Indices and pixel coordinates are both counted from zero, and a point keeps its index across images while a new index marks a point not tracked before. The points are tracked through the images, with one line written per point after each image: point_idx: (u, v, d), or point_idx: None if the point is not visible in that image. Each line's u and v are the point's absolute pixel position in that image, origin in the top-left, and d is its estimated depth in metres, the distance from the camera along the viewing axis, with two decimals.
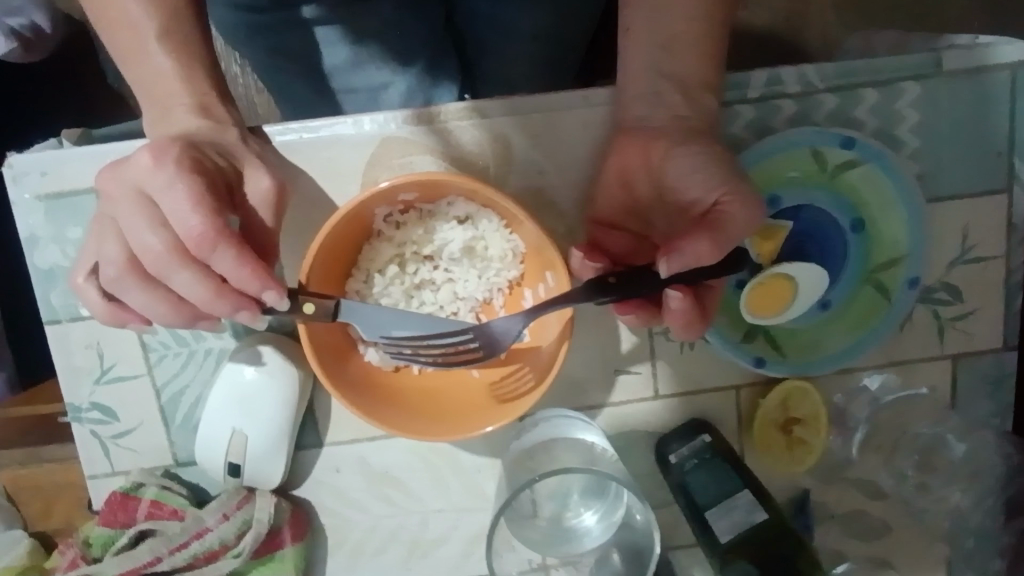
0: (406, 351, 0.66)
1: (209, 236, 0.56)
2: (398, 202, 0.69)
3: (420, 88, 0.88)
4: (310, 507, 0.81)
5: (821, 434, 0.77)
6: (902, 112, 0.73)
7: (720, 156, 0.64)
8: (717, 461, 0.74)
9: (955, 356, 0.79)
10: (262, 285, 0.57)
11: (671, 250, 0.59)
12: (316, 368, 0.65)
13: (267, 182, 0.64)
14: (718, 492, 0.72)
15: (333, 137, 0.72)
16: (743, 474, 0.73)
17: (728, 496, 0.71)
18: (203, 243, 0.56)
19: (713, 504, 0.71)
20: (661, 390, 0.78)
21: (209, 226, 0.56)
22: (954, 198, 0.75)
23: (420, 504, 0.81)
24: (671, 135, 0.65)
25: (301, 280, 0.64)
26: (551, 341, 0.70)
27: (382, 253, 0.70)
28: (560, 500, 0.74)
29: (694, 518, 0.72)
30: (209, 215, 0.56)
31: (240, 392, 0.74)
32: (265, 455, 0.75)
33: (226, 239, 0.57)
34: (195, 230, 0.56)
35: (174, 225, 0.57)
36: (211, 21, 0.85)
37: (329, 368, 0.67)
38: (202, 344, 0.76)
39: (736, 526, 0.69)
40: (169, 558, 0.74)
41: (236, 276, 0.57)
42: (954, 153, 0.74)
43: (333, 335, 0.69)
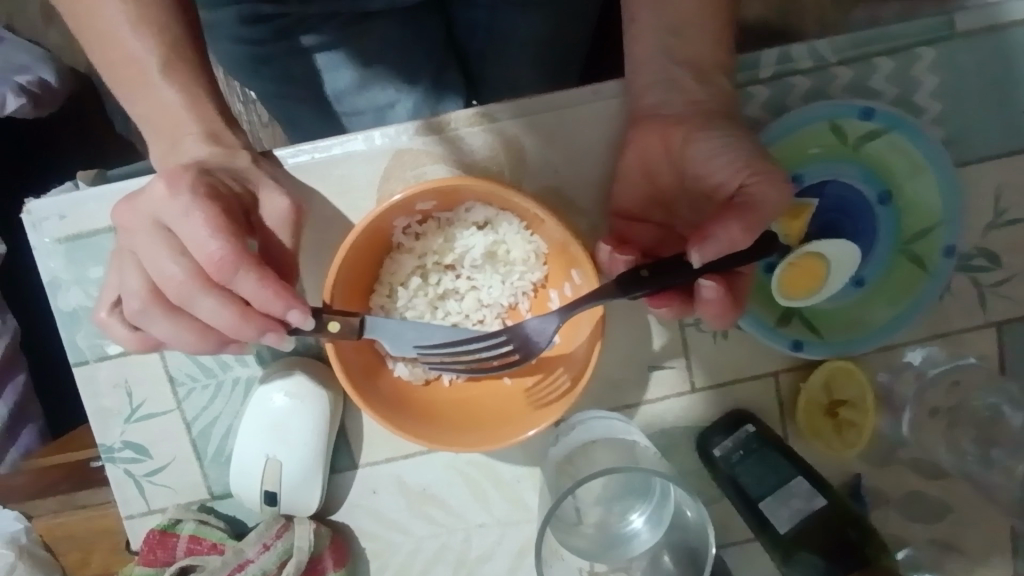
0: (440, 360, 0.64)
1: (230, 259, 0.55)
2: (416, 212, 0.68)
3: (426, 104, 0.87)
4: (350, 532, 0.79)
5: (869, 414, 0.74)
6: (920, 78, 0.72)
7: (739, 138, 0.62)
8: (765, 449, 0.71)
9: (1000, 323, 0.76)
10: (286, 305, 0.57)
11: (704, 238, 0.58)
12: (347, 386, 0.64)
13: (283, 203, 0.63)
14: (773, 482, 0.69)
15: (346, 154, 0.72)
16: (793, 459, 0.70)
17: (783, 485, 0.68)
18: (224, 267, 0.55)
19: (769, 494, 0.68)
20: (697, 383, 0.76)
21: (229, 247, 0.55)
22: (982, 162, 0.73)
23: (462, 521, 0.79)
24: (688, 119, 0.64)
25: (325, 298, 0.63)
26: (582, 341, 0.68)
27: (404, 266, 0.69)
28: (606, 504, 0.72)
29: (749, 510, 0.69)
30: (228, 238, 0.56)
31: (273, 419, 0.73)
32: (301, 483, 0.74)
33: (247, 261, 0.56)
34: (215, 253, 0.55)
35: (194, 251, 0.56)
36: (216, 56, 0.87)
37: (361, 385, 0.66)
38: (229, 373, 0.76)
39: (795, 514, 0.66)
40: None
41: (258, 298, 0.56)
42: (978, 115, 0.72)
43: (362, 352, 0.68)
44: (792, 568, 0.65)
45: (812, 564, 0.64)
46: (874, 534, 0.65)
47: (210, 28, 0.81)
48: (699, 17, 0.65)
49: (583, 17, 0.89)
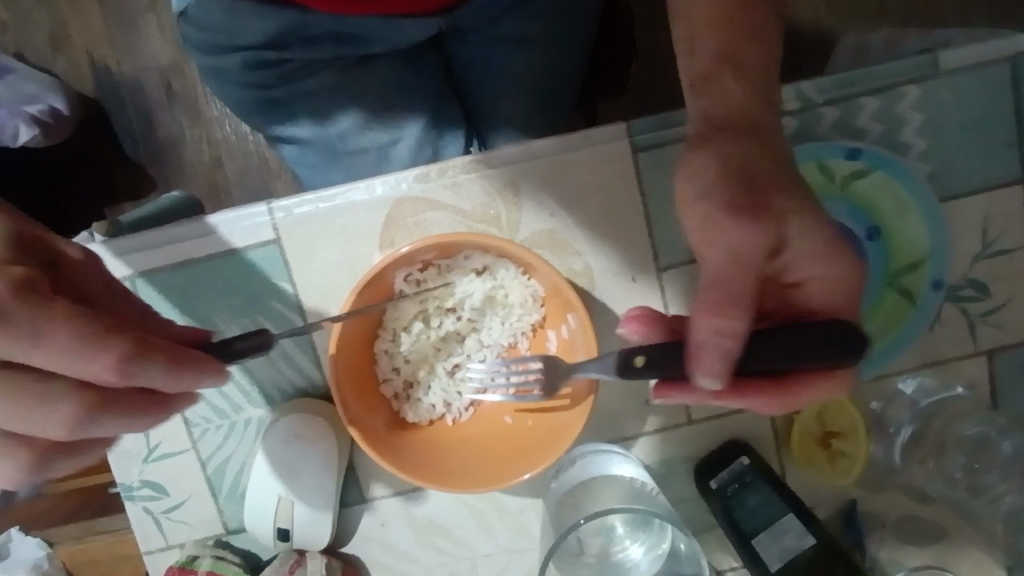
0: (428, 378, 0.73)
1: (130, 355, 0.45)
2: (417, 262, 0.70)
3: (428, 139, 0.89)
4: (360, 564, 0.82)
5: (861, 445, 0.75)
6: (905, 116, 0.73)
7: (755, 215, 0.52)
8: (758, 483, 0.73)
9: (990, 350, 0.78)
10: (203, 377, 0.49)
11: (697, 351, 0.54)
12: (349, 423, 0.66)
13: (76, 251, 0.54)
14: (766, 518, 0.71)
15: (349, 203, 0.74)
16: (787, 494, 0.72)
17: (774, 522, 0.70)
18: (125, 370, 0.45)
19: (762, 530, 0.70)
20: (694, 414, 0.79)
21: (112, 338, 0.45)
22: (968, 196, 0.75)
23: (469, 550, 0.82)
24: (699, 184, 0.53)
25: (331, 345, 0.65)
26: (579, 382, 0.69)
27: (405, 311, 0.72)
28: (606, 535, 0.76)
29: (741, 546, 0.71)
30: (109, 340, 0.45)
31: (283, 460, 0.76)
32: (312, 520, 0.77)
33: (154, 349, 0.47)
34: (106, 365, 0.45)
35: (64, 370, 0.44)
36: (223, 100, 0.89)
37: (362, 419, 0.68)
38: (241, 415, 0.79)
39: (785, 552, 0.69)
40: None
41: (172, 382, 0.48)
42: (963, 151, 0.74)
43: (359, 382, 0.70)
44: None
45: None
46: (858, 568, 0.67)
47: (217, 74, 0.83)
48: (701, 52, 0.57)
49: (576, 55, 0.92)
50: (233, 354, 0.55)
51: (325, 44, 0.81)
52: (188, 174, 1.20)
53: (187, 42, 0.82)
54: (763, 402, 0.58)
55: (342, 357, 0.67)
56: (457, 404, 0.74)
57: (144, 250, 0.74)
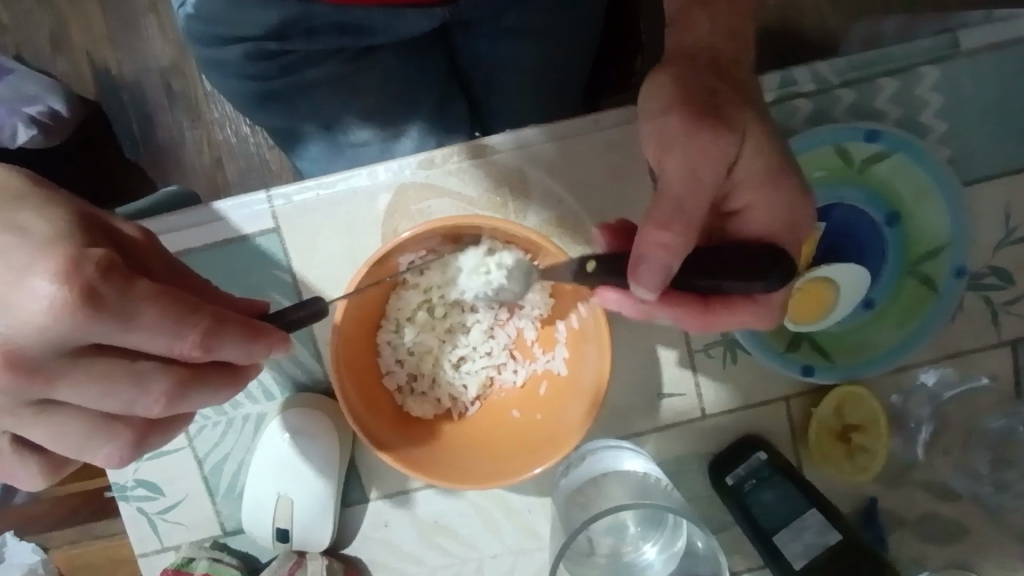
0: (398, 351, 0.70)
1: (211, 329, 0.42)
2: (422, 248, 0.67)
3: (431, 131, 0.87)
4: (362, 565, 0.79)
5: (882, 439, 0.73)
6: (924, 98, 0.70)
7: (718, 130, 0.54)
8: (775, 479, 0.71)
9: (1014, 341, 0.75)
10: (277, 348, 0.46)
11: (635, 262, 0.53)
12: (348, 412, 0.63)
13: (132, 229, 0.47)
14: (785, 514, 0.69)
15: (350, 191, 0.72)
16: (808, 490, 0.69)
17: (796, 518, 0.68)
18: (206, 346, 0.42)
19: (782, 528, 0.68)
20: (708, 409, 0.76)
21: (190, 315, 0.42)
22: (990, 181, 0.72)
23: (475, 550, 0.79)
24: (678, 110, 0.55)
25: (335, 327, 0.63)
26: (591, 372, 0.66)
27: (410, 301, 0.69)
28: (617, 535, 0.73)
29: (760, 543, 0.68)
30: (190, 315, 0.42)
31: (284, 457, 0.73)
32: (313, 520, 0.74)
33: (228, 321, 0.44)
34: (192, 342, 0.42)
35: (150, 352, 0.42)
36: (223, 93, 0.86)
37: (362, 408, 0.65)
38: (239, 411, 0.76)
39: (809, 550, 0.65)
40: None
41: (249, 354, 0.45)
42: (984, 133, 0.71)
43: (360, 370, 0.68)
44: None
45: None
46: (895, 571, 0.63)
47: (217, 65, 0.81)
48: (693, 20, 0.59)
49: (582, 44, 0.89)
50: (293, 323, 0.51)
51: (326, 34, 0.78)
52: (189, 174, 1.18)
53: (187, 34, 0.80)
54: (689, 316, 0.58)
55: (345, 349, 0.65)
56: (464, 397, 0.71)
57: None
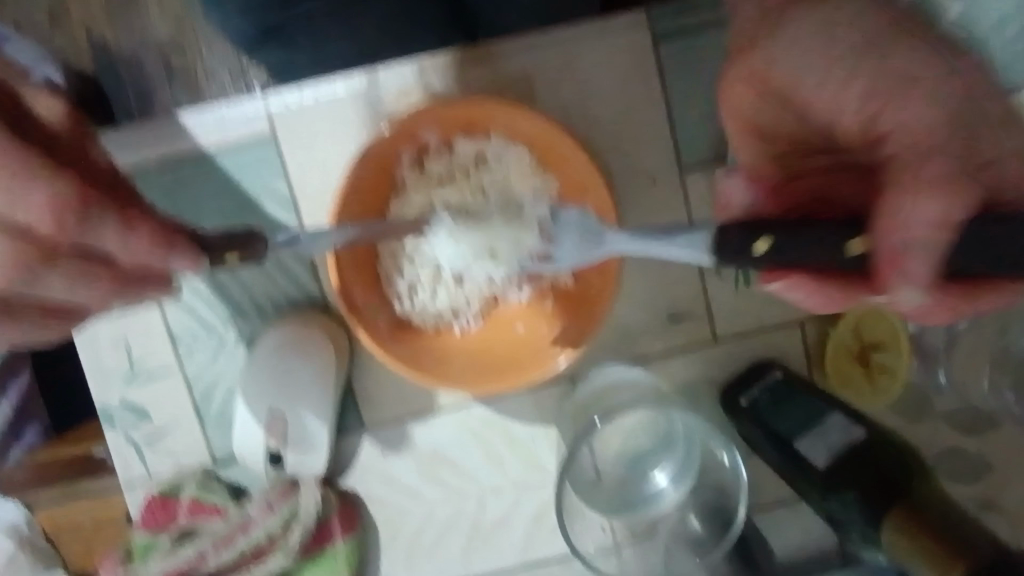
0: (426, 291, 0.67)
1: (70, 200, 0.44)
2: (422, 145, 0.66)
3: None
4: (359, 500, 0.75)
5: (903, 357, 0.69)
6: (942, 7, 0.69)
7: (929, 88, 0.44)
8: (795, 392, 0.66)
9: None
10: (165, 252, 0.47)
11: (902, 251, 0.39)
12: (345, 309, 0.62)
13: (49, 109, 0.51)
14: (806, 419, 0.63)
15: (350, 97, 0.69)
16: (828, 400, 0.65)
17: (818, 420, 0.62)
18: (67, 216, 0.44)
19: (803, 432, 0.62)
20: (719, 331, 0.74)
21: (77, 190, 0.44)
22: (1016, 90, 0.70)
23: (476, 484, 0.76)
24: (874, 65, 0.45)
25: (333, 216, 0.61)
26: (595, 270, 0.65)
27: (411, 204, 0.66)
28: (628, 461, 0.68)
29: (783, 454, 0.63)
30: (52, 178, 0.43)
31: (273, 375, 0.69)
32: (307, 443, 0.70)
33: (100, 203, 0.45)
34: (41, 209, 0.43)
35: (17, 210, 0.43)
36: None
37: (360, 311, 0.63)
38: (231, 331, 0.72)
39: (831, 448, 0.59)
40: (215, 555, 0.69)
41: (123, 248, 0.46)
42: (1005, 42, 0.69)
43: (362, 272, 0.65)
44: (832, 504, 0.57)
45: (855, 500, 0.55)
46: (924, 460, 0.57)
47: None
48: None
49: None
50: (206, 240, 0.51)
51: None
52: None
53: None
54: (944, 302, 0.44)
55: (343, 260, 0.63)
56: (465, 311, 0.68)
57: (157, 140, 0.70)
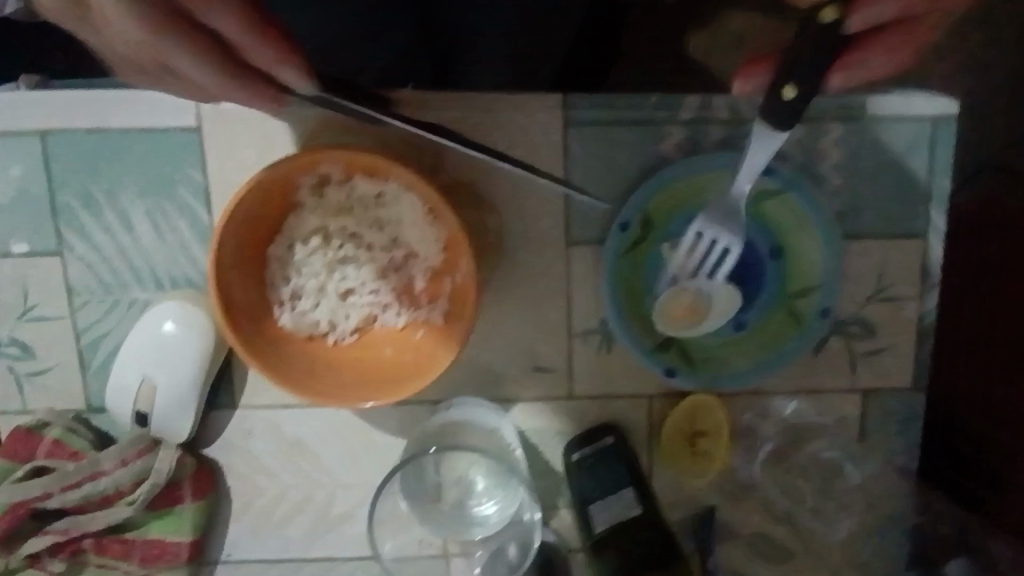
0: (302, 303, 0.73)
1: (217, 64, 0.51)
2: (321, 174, 0.70)
3: None
4: (218, 469, 0.81)
5: (723, 447, 0.77)
6: (823, 150, 0.76)
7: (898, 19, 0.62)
8: (614, 459, 0.76)
9: (866, 390, 0.80)
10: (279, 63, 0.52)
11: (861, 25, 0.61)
12: (216, 300, 0.67)
13: None
14: (608, 486, 0.76)
15: (278, 108, 0.75)
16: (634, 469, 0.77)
17: (614, 492, 0.75)
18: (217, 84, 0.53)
19: (599, 497, 0.76)
20: (576, 389, 0.80)
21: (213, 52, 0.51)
22: (873, 237, 0.78)
23: (330, 478, 0.81)
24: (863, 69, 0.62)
25: (224, 212, 0.66)
26: (458, 314, 0.71)
27: (306, 223, 0.72)
28: (465, 487, 0.76)
29: (580, 509, 0.77)
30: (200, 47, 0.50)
31: (157, 344, 0.75)
32: (172, 410, 0.75)
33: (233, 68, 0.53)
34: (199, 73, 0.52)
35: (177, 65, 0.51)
36: None
37: (235, 310, 0.68)
38: (126, 293, 0.77)
39: (614, 518, 0.75)
40: (60, 495, 0.75)
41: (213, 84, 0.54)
42: (874, 194, 0.77)
43: (243, 268, 0.70)
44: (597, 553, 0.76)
45: (609, 561, 0.76)
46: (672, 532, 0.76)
47: None
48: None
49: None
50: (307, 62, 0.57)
51: None
52: None
53: None
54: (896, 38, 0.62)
55: (225, 260, 0.68)
56: (342, 325, 0.74)
57: (84, 106, 0.74)
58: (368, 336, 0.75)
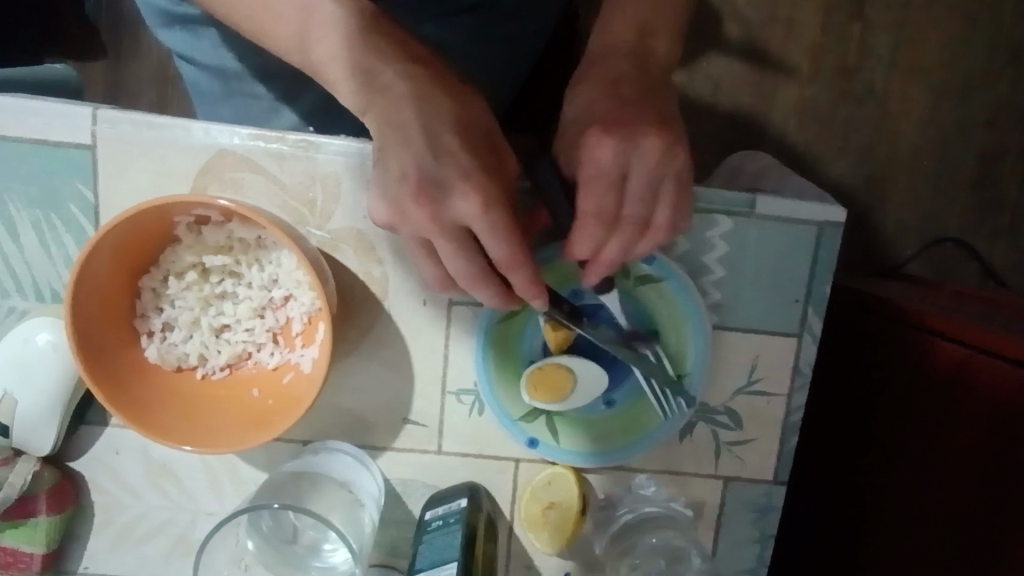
0: (194, 338, 0.74)
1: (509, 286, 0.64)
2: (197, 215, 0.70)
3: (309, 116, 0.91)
4: (83, 483, 0.81)
5: (569, 521, 0.78)
6: (711, 242, 0.76)
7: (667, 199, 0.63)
8: (455, 527, 0.72)
9: (726, 478, 0.81)
10: (535, 295, 0.64)
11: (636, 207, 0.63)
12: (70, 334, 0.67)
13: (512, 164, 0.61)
14: (435, 558, 0.69)
15: (171, 136, 0.75)
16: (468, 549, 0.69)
17: (437, 564, 0.68)
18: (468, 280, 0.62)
19: (425, 567, 0.69)
20: (445, 446, 0.81)
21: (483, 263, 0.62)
22: (750, 331, 0.78)
23: (192, 503, 0.82)
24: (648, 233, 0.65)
25: (86, 249, 0.66)
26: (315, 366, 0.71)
27: (182, 259, 0.72)
28: (321, 531, 0.75)
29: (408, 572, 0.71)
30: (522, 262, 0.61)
31: (26, 358, 0.76)
32: (34, 424, 0.76)
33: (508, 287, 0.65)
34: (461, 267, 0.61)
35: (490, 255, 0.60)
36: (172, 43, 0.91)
37: (89, 343, 0.69)
38: (6, 301, 0.78)
39: None
40: None
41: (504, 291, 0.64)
42: (755, 292, 0.77)
43: (104, 299, 0.70)
44: None
45: None
46: None
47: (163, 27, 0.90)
48: (589, 229, 0.62)
49: (491, 95, 0.92)
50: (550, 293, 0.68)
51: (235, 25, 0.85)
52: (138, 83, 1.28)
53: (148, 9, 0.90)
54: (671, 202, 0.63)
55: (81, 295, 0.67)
56: (211, 361, 0.75)
57: None
58: (242, 378, 0.76)
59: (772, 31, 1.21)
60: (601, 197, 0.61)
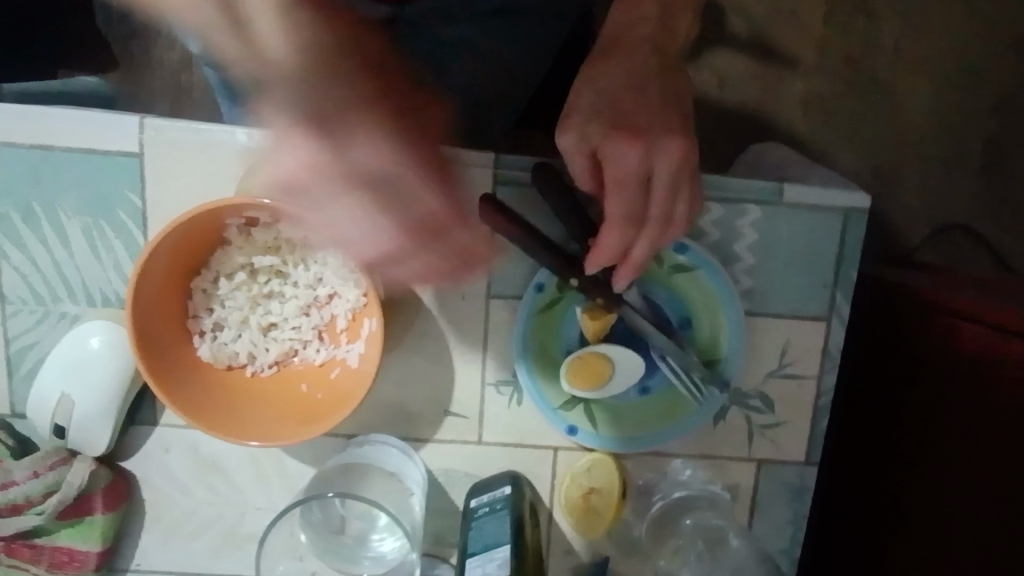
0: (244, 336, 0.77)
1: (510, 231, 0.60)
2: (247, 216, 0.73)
3: None
4: (135, 481, 0.84)
5: (612, 504, 0.80)
6: (741, 230, 0.78)
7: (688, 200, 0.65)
8: (503, 512, 0.74)
9: (760, 460, 0.83)
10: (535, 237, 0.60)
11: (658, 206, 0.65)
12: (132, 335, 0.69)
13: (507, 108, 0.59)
14: (488, 542, 0.71)
15: (215, 141, 0.77)
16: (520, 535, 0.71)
17: (492, 548, 0.70)
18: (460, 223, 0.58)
19: (478, 551, 0.70)
20: (485, 436, 0.83)
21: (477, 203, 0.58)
22: (780, 316, 0.80)
23: (241, 498, 0.84)
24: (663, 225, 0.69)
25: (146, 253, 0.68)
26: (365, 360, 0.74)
27: (232, 259, 0.75)
28: (369, 522, 0.78)
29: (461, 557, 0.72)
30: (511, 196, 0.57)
31: (80, 360, 0.78)
32: (89, 424, 0.78)
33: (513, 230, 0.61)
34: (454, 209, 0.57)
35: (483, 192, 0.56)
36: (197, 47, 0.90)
37: (149, 343, 0.71)
38: (58, 306, 0.80)
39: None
40: None
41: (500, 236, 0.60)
42: (784, 278, 0.80)
43: (161, 300, 0.73)
44: None
45: None
46: None
47: None
48: (621, 231, 0.65)
49: (516, 96, 0.94)
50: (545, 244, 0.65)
51: None
52: None
53: None
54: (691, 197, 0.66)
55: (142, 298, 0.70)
56: (260, 358, 0.77)
57: (26, 123, 0.76)
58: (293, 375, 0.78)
59: (783, 26, 1.23)
60: (629, 200, 0.64)
